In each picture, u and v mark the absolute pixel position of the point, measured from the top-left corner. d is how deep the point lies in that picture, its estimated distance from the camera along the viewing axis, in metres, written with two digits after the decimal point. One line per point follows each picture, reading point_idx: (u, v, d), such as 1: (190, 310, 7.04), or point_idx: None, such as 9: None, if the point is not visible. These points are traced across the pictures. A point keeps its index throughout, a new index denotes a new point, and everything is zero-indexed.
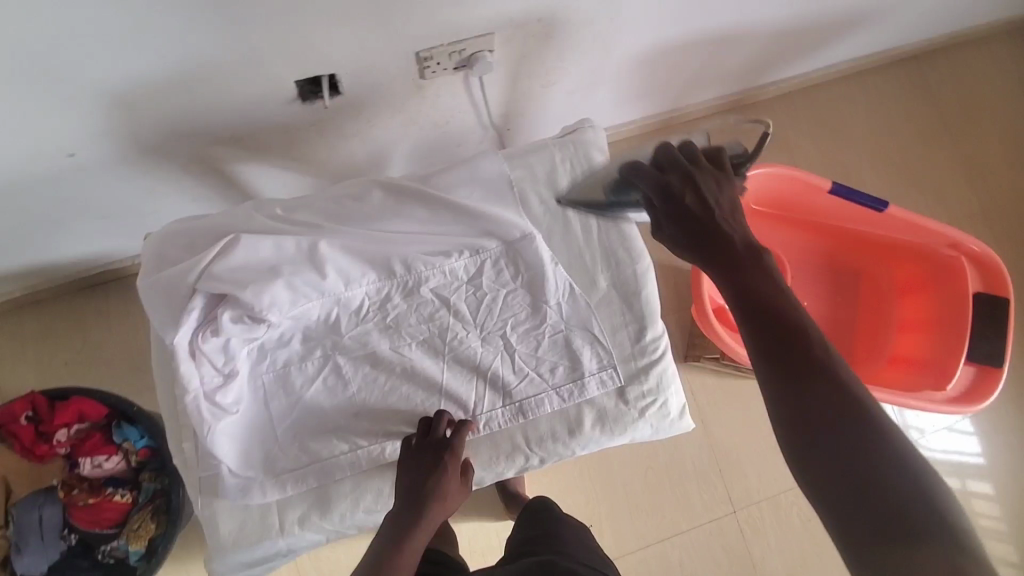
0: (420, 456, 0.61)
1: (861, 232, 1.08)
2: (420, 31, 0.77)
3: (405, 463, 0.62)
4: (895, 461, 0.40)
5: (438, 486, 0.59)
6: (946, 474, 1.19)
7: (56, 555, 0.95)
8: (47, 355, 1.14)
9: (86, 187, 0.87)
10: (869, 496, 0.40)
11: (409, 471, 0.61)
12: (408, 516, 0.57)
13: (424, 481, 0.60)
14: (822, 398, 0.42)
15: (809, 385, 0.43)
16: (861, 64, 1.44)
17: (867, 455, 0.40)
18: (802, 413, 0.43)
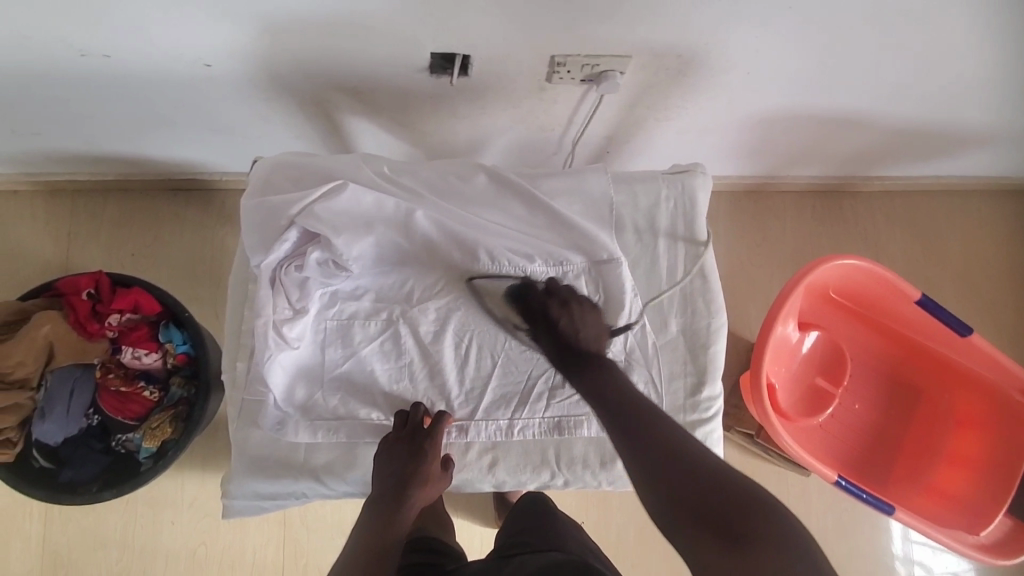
0: (399, 446, 0.64)
1: (933, 349, 1.03)
2: (564, 37, 0.78)
3: (385, 449, 0.64)
4: (715, 475, 0.49)
5: (417, 473, 0.62)
6: None
7: (74, 431, 0.99)
8: (120, 242, 1.21)
9: (208, 98, 0.90)
10: (701, 508, 0.47)
11: (391, 460, 0.63)
12: (389, 505, 0.62)
13: (404, 469, 0.63)
14: (661, 440, 0.53)
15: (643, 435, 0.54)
16: (971, 183, 1.39)
17: (694, 470, 0.49)
18: (643, 451, 0.53)
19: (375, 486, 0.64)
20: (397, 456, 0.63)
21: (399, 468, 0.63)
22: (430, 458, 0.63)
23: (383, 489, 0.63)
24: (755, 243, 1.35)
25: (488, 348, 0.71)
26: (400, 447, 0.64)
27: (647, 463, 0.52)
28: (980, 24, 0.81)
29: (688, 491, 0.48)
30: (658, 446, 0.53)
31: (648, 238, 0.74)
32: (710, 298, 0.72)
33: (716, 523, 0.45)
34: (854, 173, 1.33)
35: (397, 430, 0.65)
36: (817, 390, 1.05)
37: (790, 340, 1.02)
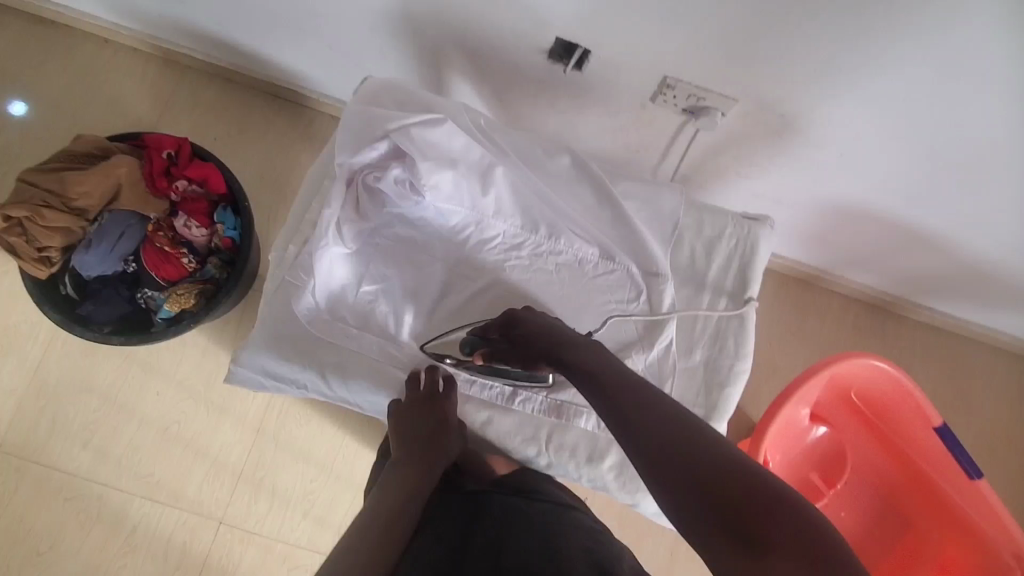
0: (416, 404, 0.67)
1: (934, 484, 0.99)
2: (684, 62, 0.81)
3: (402, 410, 0.67)
4: (730, 461, 0.43)
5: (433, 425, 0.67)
6: None
7: (109, 270, 1.02)
8: (208, 123, 1.27)
9: (341, 16, 0.95)
10: (715, 498, 0.42)
11: (408, 418, 0.67)
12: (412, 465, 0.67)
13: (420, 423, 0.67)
14: (661, 426, 0.47)
15: (642, 419, 0.49)
16: (1021, 347, 1.36)
17: (703, 458, 0.44)
18: (646, 443, 0.47)
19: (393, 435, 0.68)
20: (415, 415, 0.66)
21: (422, 428, 0.67)
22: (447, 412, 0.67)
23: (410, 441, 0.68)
24: (789, 329, 1.35)
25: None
26: (419, 407, 0.66)
27: (650, 452, 0.47)
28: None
29: (699, 481, 0.43)
30: (661, 431, 0.47)
31: (700, 267, 0.75)
32: (741, 343, 0.72)
33: (733, 518, 0.41)
34: (907, 296, 1.32)
35: (414, 393, 0.66)
36: (807, 483, 1.05)
37: (799, 422, 1.01)
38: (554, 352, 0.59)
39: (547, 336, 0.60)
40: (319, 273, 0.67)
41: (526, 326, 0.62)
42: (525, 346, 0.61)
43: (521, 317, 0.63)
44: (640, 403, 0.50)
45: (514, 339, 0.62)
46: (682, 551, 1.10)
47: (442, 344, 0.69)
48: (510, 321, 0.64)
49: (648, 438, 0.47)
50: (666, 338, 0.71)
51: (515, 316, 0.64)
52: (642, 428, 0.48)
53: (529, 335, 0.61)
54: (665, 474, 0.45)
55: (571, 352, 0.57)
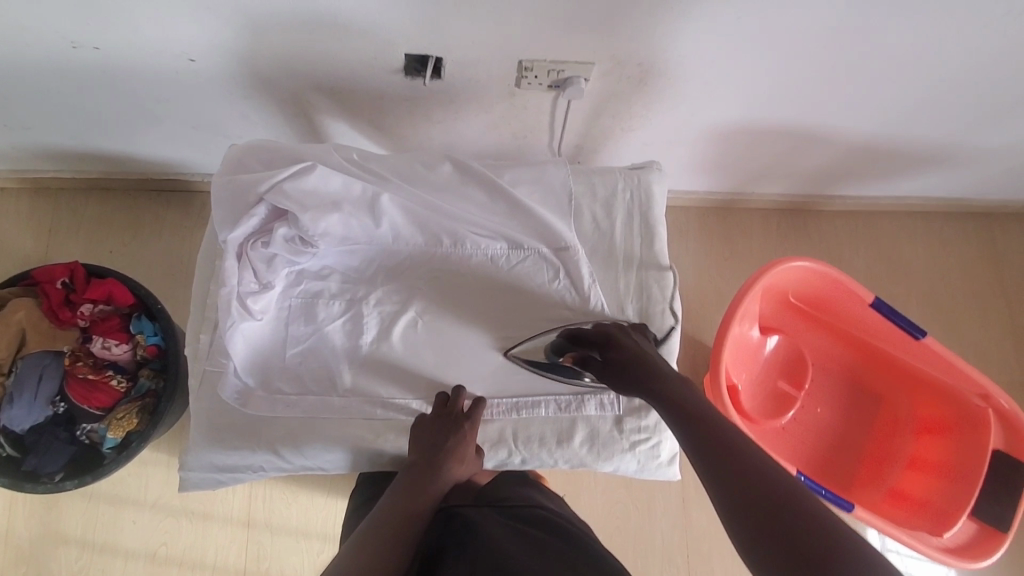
0: (440, 421, 0.66)
1: (892, 355, 1.06)
2: (530, 42, 0.83)
3: (428, 425, 0.66)
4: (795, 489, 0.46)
5: (455, 445, 0.64)
6: None
7: (40, 418, 0.97)
8: (100, 238, 1.23)
9: (192, 95, 0.94)
10: (769, 520, 0.45)
11: (421, 435, 0.66)
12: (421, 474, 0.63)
13: (442, 441, 0.64)
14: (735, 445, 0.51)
15: (717, 438, 0.52)
16: (929, 205, 1.45)
17: (768, 480, 0.47)
18: (715, 462, 0.50)
19: (411, 448, 0.65)
20: (430, 430, 0.65)
21: (435, 445, 0.64)
22: (467, 427, 0.65)
23: (419, 457, 0.64)
24: (724, 256, 1.40)
25: (451, 332, 0.72)
26: (435, 422, 0.66)
27: (719, 466, 0.50)
28: (928, 38, 0.87)
29: (760, 500, 0.46)
30: (735, 449, 0.50)
31: (606, 227, 0.76)
32: (664, 285, 0.75)
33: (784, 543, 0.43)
34: (817, 191, 1.39)
35: (440, 408, 0.66)
36: (778, 393, 1.07)
37: (751, 339, 1.05)
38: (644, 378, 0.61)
39: (640, 362, 0.63)
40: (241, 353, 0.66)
41: (626, 351, 0.64)
42: (617, 371, 0.64)
43: (614, 338, 0.66)
44: (715, 424, 0.54)
45: (611, 358, 0.65)
46: (691, 495, 1.12)
47: (529, 348, 0.71)
48: (609, 340, 0.66)
49: (717, 455, 0.51)
50: (594, 304, 0.73)
51: (612, 335, 0.67)
52: (717, 445, 0.52)
53: (624, 358, 0.64)
54: (728, 487, 0.48)
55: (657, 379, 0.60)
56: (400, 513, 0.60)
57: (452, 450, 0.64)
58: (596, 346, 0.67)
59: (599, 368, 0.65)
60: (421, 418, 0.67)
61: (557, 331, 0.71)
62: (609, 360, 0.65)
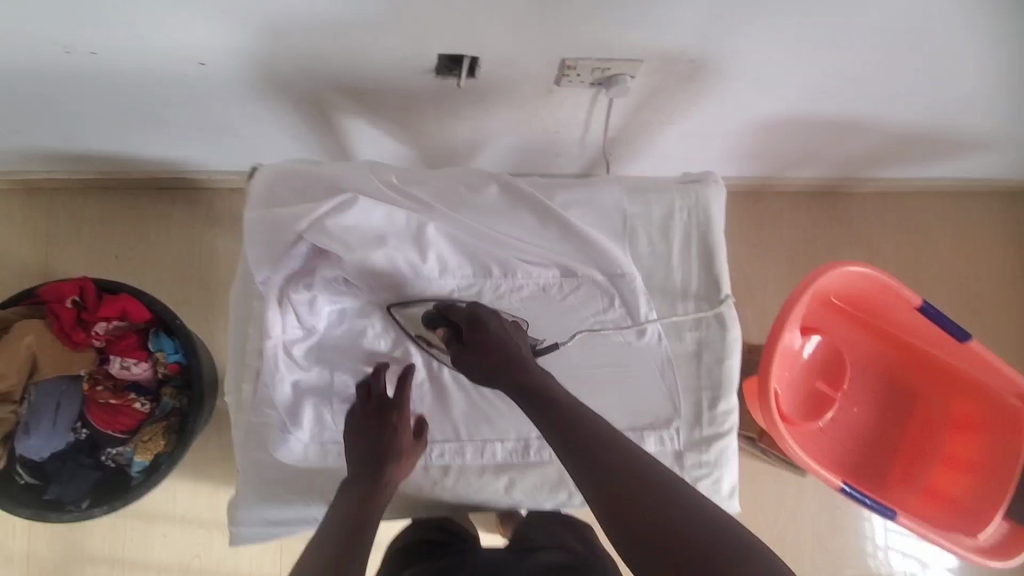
0: (374, 421, 0.62)
1: (930, 354, 1.04)
2: (576, 41, 0.76)
3: (358, 429, 0.62)
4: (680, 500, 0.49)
5: (396, 445, 0.62)
6: None
7: (61, 445, 0.95)
8: (102, 242, 1.15)
9: (200, 97, 0.86)
10: (664, 539, 0.47)
11: (360, 438, 0.62)
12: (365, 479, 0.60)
13: (381, 443, 0.61)
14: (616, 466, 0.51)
15: (604, 461, 0.52)
16: (962, 185, 1.40)
17: (653, 498, 0.49)
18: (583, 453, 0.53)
19: (349, 457, 0.62)
20: (367, 434, 0.62)
21: (373, 447, 0.61)
22: (405, 426, 0.63)
23: (359, 462, 0.60)
24: (752, 244, 1.35)
25: None
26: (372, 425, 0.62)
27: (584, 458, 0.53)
28: (1001, 32, 0.80)
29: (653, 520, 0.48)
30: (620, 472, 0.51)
31: (663, 250, 0.72)
32: (725, 312, 0.71)
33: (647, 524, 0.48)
34: (852, 174, 1.33)
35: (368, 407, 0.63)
36: (815, 394, 1.06)
37: (796, 346, 1.01)
38: (508, 370, 0.60)
39: (500, 351, 0.62)
40: (292, 405, 0.63)
41: (491, 336, 0.63)
42: (477, 356, 0.63)
43: (482, 320, 0.64)
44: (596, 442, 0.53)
45: (474, 341, 0.63)
46: None
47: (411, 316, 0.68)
48: (474, 322, 0.64)
49: (583, 447, 0.53)
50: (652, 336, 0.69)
51: (480, 317, 0.64)
52: (599, 470, 0.51)
53: (489, 344, 0.63)
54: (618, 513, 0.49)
55: (522, 369, 0.60)
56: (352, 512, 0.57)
57: (387, 450, 0.61)
58: (462, 328, 0.64)
59: (460, 352, 0.64)
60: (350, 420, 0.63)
61: (435, 302, 0.67)
62: (473, 344, 0.63)
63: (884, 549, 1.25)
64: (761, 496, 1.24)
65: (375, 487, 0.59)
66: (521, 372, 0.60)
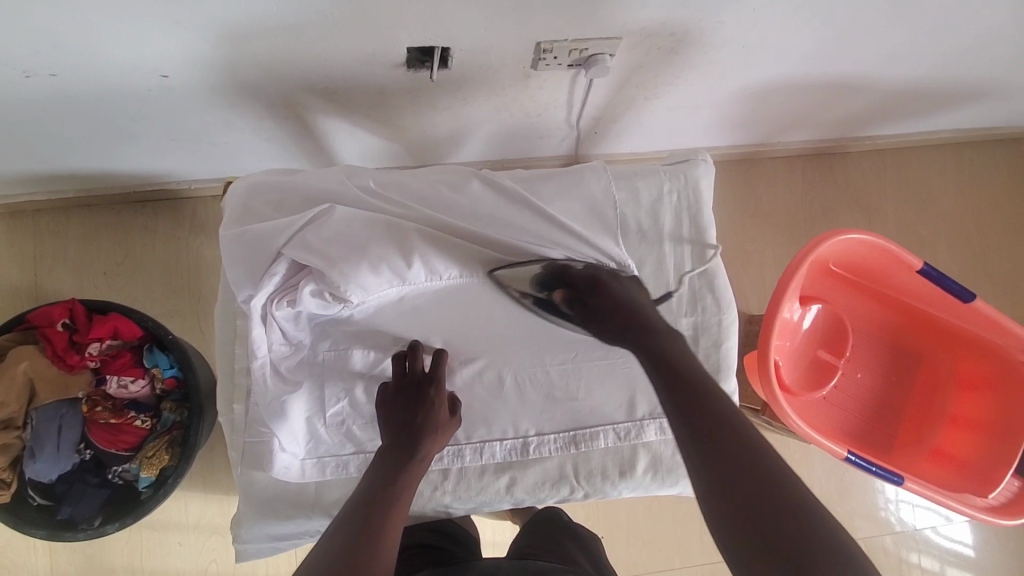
0: (404, 395, 0.64)
1: (933, 316, 1.03)
2: (550, 23, 0.73)
3: (389, 401, 0.64)
4: (784, 481, 0.46)
5: (428, 420, 0.62)
6: (932, 553, 1.25)
7: (67, 467, 0.95)
8: (88, 260, 1.14)
9: (170, 108, 0.83)
10: (763, 527, 0.44)
11: (393, 411, 0.63)
12: (397, 456, 0.61)
13: (413, 418, 0.62)
14: (722, 430, 0.51)
15: (718, 440, 0.50)
16: (963, 137, 1.36)
17: (760, 484, 0.46)
18: (694, 423, 0.52)
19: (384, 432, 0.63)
20: (400, 408, 0.63)
21: (405, 422, 0.62)
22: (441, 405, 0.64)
23: (391, 439, 0.62)
24: (749, 212, 1.32)
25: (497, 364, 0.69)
26: (405, 401, 0.63)
27: (699, 432, 0.51)
28: None
29: (745, 488, 0.47)
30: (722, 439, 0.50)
31: (653, 236, 0.71)
32: (718, 294, 0.72)
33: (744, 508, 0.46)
34: (846, 134, 1.29)
35: (398, 379, 0.64)
36: (819, 363, 1.04)
37: (793, 320, 1.01)
38: (636, 331, 0.61)
39: (626, 311, 0.62)
40: (287, 423, 0.62)
41: (614, 296, 0.64)
42: (606, 315, 0.63)
43: (603, 282, 0.64)
44: (705, 402, 0.53)
45: (594, 303, 0.63)
46: None
47: (512, 279, 0.63)
48: (596, 284, 0.64)
49: (700, 422, 0.52)
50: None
51: (600, 280, 0.65)
52: (709, 443, 0.50)
53: (614, 305, 0.63)
54: (723, 488, 0.48)
55: (646, 332, 0.61)
56: (381, 489, 0.58)
57: (422, 425, 0.62)
58: (583, 287, 0.64)
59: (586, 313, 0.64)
60: (382, 391, 0.65)
61: (543, 263, 0.64)
62: (596, 304, 0.63)
63: (894, 501, 1.26)
64: None
65: (407, 462, 0.61)
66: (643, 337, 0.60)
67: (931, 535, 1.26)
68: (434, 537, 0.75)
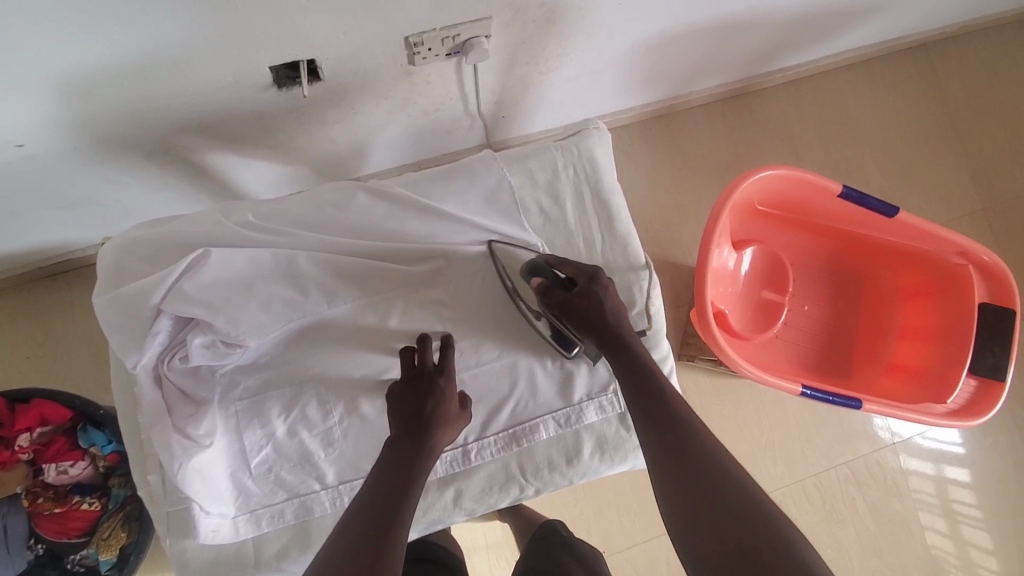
0: (416, 385, 0.62)
1: (866, 235, 1.04)
2: (410, 15, 0.69)
3: (403, 393, 0.61)
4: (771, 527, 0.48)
5: (440, 411, 0.61)
6: (923, 459, 1.27)
7: (23, 564, 0.92)
8: (5, 349, 1.08)
9: (39, 177, 0.79)
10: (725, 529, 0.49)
11: (407, 399, 0.61)
12: (409, 448, 0.58)
13: (425, 408, 0.60)
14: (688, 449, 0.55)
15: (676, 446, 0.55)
16: (871, 51, 1.36)
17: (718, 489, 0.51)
18: (661, 426, 0.57)
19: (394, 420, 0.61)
20: (413, 399, 0.61)
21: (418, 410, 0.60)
22: (449, 396, 0.62)
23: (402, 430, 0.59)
24: (678, 167, 1.30)
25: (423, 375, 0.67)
26: (417, 391, 0.61)
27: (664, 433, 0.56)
28: None
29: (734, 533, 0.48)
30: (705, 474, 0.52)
31: (556, 212, 0.70)
32: (634, 260, 0.71)
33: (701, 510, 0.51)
34: (756, 71, 1.28)
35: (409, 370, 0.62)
36: (764, 303, 1.04)
37: (728, 267, 1.00)
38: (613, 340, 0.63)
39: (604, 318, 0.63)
40: (204, 482, 0.60)
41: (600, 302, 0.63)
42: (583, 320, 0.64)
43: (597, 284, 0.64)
44: (682, 435, 0.56)
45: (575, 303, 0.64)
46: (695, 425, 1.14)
47: (507, 259, 0.69)
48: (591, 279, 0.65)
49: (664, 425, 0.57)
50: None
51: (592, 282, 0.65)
52: (670, 448, 0.55)
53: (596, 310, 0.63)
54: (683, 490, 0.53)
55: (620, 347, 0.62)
56: (398, 482, 0.55)
57: (436, 415, 0.60)
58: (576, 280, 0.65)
59: (564, 303, 0.64)
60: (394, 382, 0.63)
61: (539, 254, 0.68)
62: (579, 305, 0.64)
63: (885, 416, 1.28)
64: (742, 411, 1.24)
65: (420, 457, 0.58)
66: (619, 350, 0.62)
67: (924, 441, 1.27)
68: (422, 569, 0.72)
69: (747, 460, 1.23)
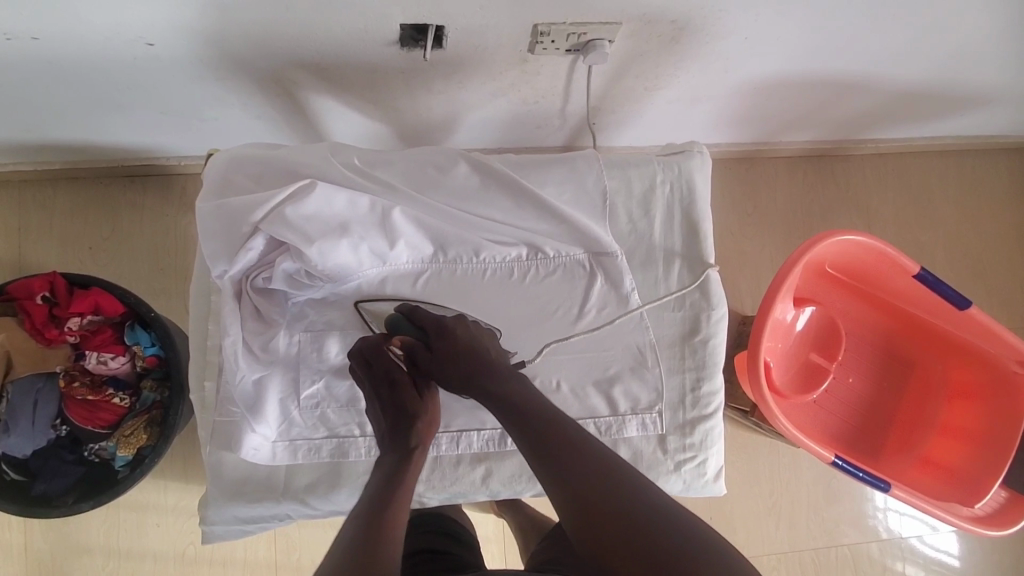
0: (374, 390, 0.61)
1: (930, 322, 1.01)
2: (548, 6, 0.71)
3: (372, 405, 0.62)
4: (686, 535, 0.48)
5: (412, 407, 0.60)
6: (918, 561, 1.24)
7: (44, 443, 0.95)
8: (73, 234, 1.12)
9: (155, 79, 0.82)
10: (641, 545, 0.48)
11: (375, 407, 0.62)
12: (390, 454, 0.58)
13: (390, 413, 0.60)
14: (583, 466, 0.52)
15: (566, 465, 0.52)
16: (969, 142, 1.34)
17: (623, 501, 0.50)
18: (547, 448, 0.53)
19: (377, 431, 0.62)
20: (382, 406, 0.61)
21: (388, 417, 0.60)
22: (406, 386, 0.61)
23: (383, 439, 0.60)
24: (748, 213, 1.30)
25: None
26: (377, 395, 0.61)
27: (551, 458, 0.53)
28: None
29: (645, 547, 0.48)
30: (606, 493, 0.50)
31: (643, 226, 0.72)
32: (710, 293, 0.72)
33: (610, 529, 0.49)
34: (850, 136, 1.27)
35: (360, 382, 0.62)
36: (811, 366, 1.03)
37: (786, 321, 0.99)
38: (478, 377, 0.58)
39: (468, 355, 0.60)
40: (256, 402, 0.64)
41: (458, 341, 0.61)
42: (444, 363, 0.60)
43: (449, 327, 0.62)
44: (573, 450, 0.53)
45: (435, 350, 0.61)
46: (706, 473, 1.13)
47: (375, 313, 0.68)
48: (440, 330, 0.62)
49: (551, 447, 0.53)
50: (631, 303, 0.70)
51: (446, 324, 0.63)
52: (560, 469, 0.52)
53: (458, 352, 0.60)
54: (586, 512, 0.50)
55: (486, 377, 0.58)
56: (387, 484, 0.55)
57: (412, 416, 0.60)
58: (428, 334, 0.62)
59: (429, 360, 0.61)
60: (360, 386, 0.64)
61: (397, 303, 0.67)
62: (436, 352, 0.61)
63: (882, 510, 1.25)
64: (757, 468, 1.23)
65: (404, 454, 0.58)
66: (488, 382, 0.58)
67: (920, 544, 1.24)
68: (435, 536, 0.73)
69: (750, 516, 1.22)
